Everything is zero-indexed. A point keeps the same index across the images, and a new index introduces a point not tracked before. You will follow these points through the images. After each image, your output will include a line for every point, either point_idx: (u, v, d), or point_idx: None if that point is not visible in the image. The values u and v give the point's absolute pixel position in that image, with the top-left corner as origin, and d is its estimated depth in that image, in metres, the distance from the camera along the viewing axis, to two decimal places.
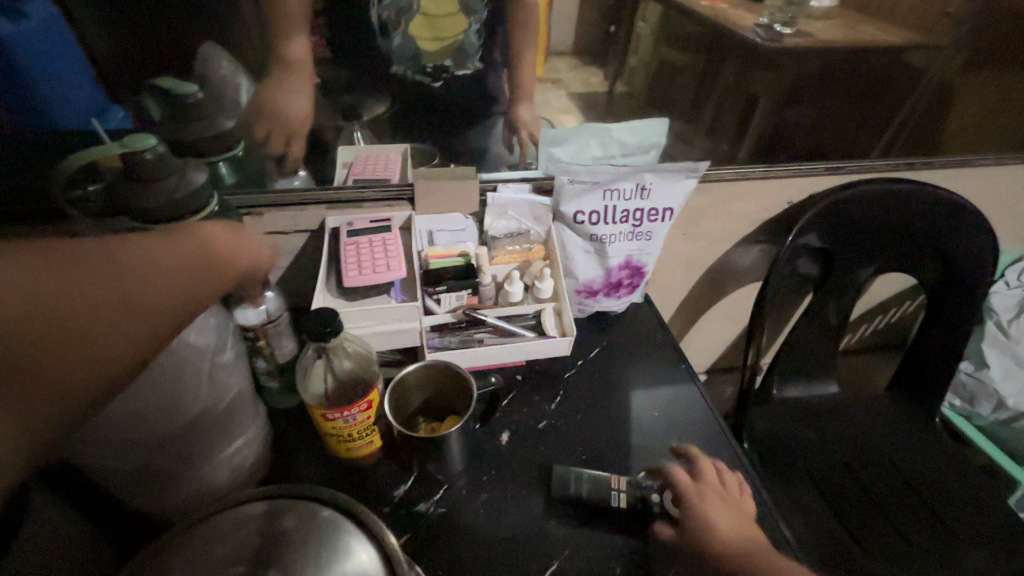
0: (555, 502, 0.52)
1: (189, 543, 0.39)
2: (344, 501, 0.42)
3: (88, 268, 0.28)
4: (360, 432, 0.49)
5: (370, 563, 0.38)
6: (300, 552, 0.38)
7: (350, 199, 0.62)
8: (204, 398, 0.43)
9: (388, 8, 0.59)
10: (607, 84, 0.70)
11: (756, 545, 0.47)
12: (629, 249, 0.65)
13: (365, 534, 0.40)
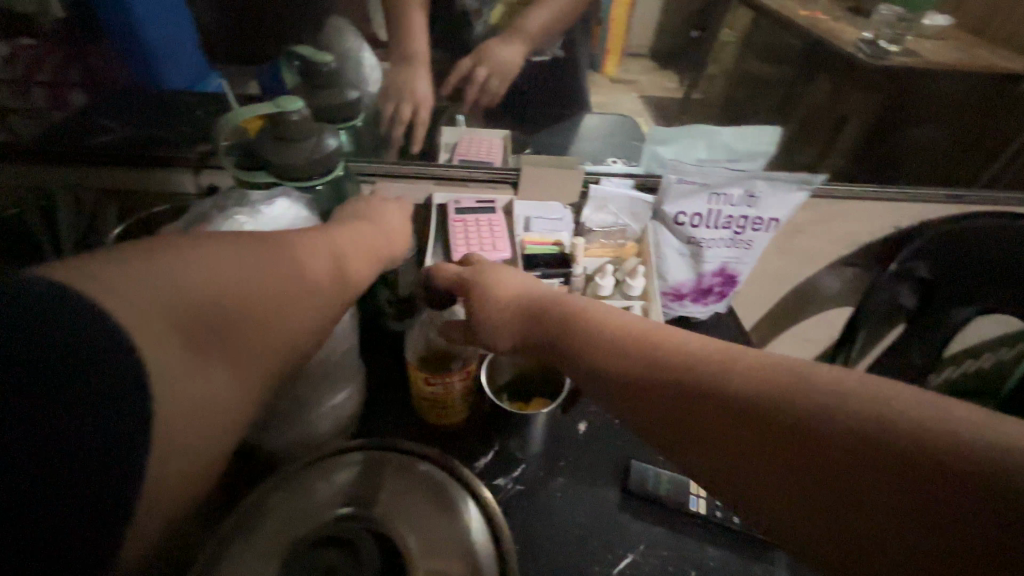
0: (632, 498, 0.52)
1: (301, 484, 0.43)
2: (443, 464, 0.45)
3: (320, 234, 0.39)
4: (450, 402, 0.51)
5: (469, 517, 0.42)
6: (405, 505, 0.42)
7: (456, 177, 0.64)
8: (319, 351, 0.45)
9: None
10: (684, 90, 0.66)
11: (702, 402, 0.27)
12: (725, 256, 0.64)
13: (466, 499, 0.43)
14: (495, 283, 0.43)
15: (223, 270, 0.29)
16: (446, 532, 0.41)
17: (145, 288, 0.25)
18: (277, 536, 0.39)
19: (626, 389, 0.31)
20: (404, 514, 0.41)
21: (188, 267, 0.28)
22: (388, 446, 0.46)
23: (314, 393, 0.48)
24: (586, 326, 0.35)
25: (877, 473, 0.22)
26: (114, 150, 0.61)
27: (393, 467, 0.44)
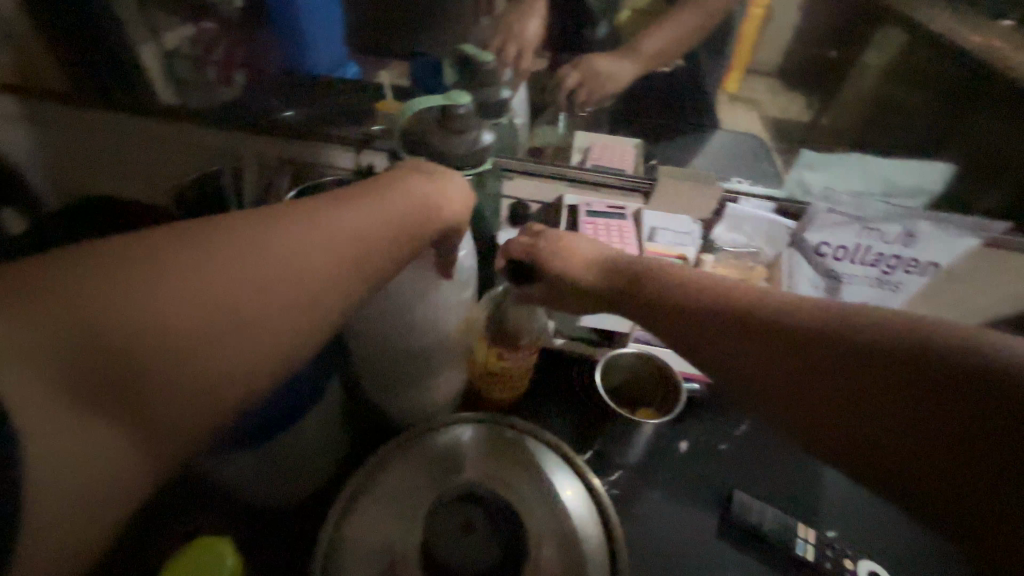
0: (730, 528, 0.50)
1: (421, 447, 0.45)
2: (546, 436, 0.46)
3: (348, 219, 0.36)
4: (518, 377, 0.55)
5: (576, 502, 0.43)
6: (519, 482, 0.43)
7: (588, 180, 0.65)
8: (449, 324, 0.50)
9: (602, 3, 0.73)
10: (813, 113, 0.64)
11: (767, 337, 0.37)
12: (869, 296, 0.60)
13: (573, 475, 0.44)
14: (569, 255, 0.50)
15: (230, 279, 0.31)
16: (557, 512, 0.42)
17: (64, 305, 0.28)
18: (399, 492, 0.42)
19: (701, 336, 0.40)
20: (516, 477, 0.43)
21: (186, 281, 0.30)
22: (492, 415, 0.48)
23: (440, 362, 0.52)
24: (658, 287, 0.44)
25: (878, 382, 0.32)
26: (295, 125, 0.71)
27: (501, 433, 0.47)
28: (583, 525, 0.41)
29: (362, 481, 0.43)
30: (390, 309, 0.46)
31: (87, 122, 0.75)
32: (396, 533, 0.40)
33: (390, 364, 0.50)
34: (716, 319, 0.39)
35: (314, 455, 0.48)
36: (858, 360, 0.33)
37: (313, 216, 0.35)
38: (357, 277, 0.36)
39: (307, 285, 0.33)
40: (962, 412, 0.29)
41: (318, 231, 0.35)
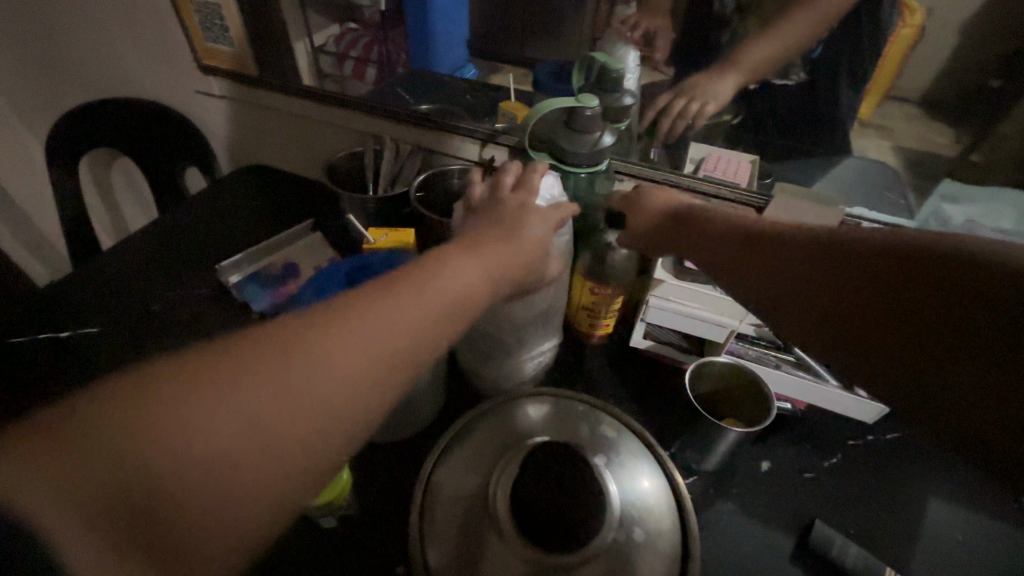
0: (809, 557, 0.49)
1: (505, 412, 0.48)
2: (619, 418, 0.48)
3: (375, 317, 0.35)
4: (607, 313, 0.62)
5: (654, 488, 0.43)
6: (609, 457, 0.44)
7: (700, 191, 0.66)
8: (545, 300, 0.54)
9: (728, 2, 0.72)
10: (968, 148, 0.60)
11: (792, 262, 0.41)
12: None
13: (653, 466, 0.45)
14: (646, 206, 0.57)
15: (257, 401, 0.30)
16: (639, 493, 0.42)
17: (87, 463, 0.27)
18: (483, 445, 0.45)
19: (735, 258, 0.46)
20: (593, 449, 0.45)
21: (227, 410, 0.29)
22: (567, 392, 0.50)
23: (530, 336, 0.56)
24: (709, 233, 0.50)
25: (873, 283, 0.35)
26: (429, 116, 0.80)
27: (574, 406, 0.49)
28: (664, 515, 0.42)
29: (455, 436, 0.46)
30: None
31: (264, 101, 0.89)
32: (480, 484, 0.42)
33: (491, 334, 0.54)
34: (741, 249, 0.46)
35: (414, 403, 0.53)
36: (872, 267, 0.36)
37: (340, 322, 0.33)
38: (386, 381, 0.34)
39: (337, 396, 0.32)
40: (944, 293, 0.32)
41: (348, 337, 0.33)
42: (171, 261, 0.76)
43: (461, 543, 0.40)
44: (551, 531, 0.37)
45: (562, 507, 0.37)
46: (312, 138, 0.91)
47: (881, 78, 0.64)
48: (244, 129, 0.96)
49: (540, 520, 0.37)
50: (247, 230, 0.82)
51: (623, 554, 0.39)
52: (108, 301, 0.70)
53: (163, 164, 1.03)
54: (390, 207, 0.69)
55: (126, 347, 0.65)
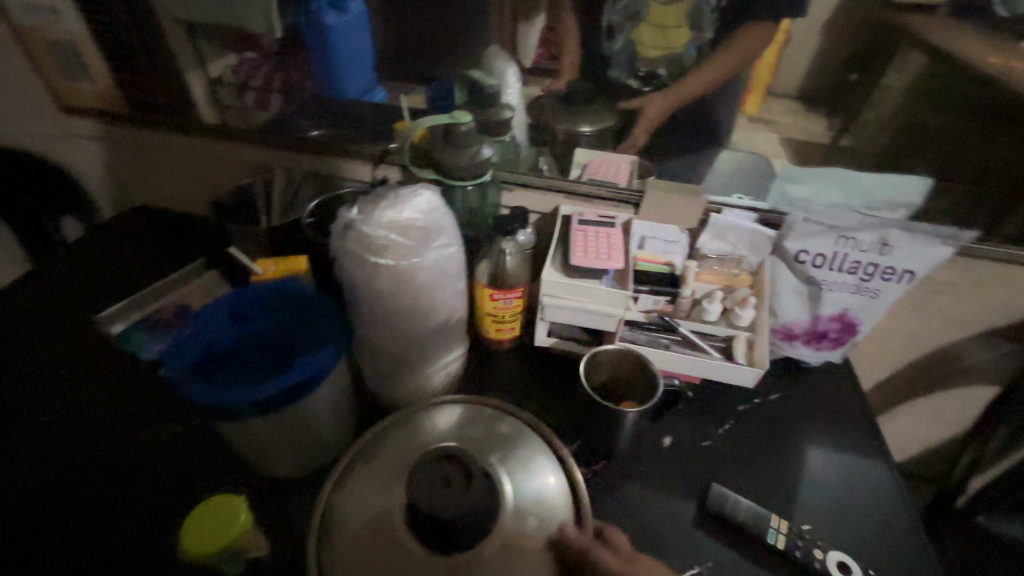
0: (708, 517, 0.53)
1: (409, 425, 0.48)
2: (524, 418, 0.50)
3: None
4: (508, 317, 0.64)
5: (553, 486, 0.45)
6: (513, 457, 0.45)
7: (585, 194, 0.71)
8: (443, 313, 0.54)
9: (618, 13, 0.71)
10: (830, 135, 0.69)
11: None
12: (848, 302, 0.63)
13: (554, 461, 0.46)
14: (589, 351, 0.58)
15: None
16: (537, 491, 0.44)
17: None
18: (380, 458, 0.45)
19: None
20: (495, 450, 0.46)
21: None
22: (476, 398, 0.51)
23: (434, 350, 0.57)
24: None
25: None
26: (321, 142, 0.80)
27: (481, 410, 0.50)
28: (561, 508, 0.44)
29: (361, 453, 0.46)
30: (379, 299, 0.50)
31: (143, 139, 0.85)
32: (382, 500, 0.42)
33: (394, 351, 0.55)
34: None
35: (317, 431, 0.52)
36: None
37: None
38: None
39: None
40: None
41: None
42: (43, 316, 0.70)
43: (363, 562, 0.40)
44: (445, 536, 0.37)
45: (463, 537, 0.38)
46: (200, 174, 0.87)
47: (762, 80, 0.69)
48: (124, 171, 0.91)
49: (434, 527, 0.37)
50: (132, 274, 0.77)
51: (520, 549, 0.40)
52: None
53: (28, 213, 0.94)
54: (285, 236, 0.68)
55: None
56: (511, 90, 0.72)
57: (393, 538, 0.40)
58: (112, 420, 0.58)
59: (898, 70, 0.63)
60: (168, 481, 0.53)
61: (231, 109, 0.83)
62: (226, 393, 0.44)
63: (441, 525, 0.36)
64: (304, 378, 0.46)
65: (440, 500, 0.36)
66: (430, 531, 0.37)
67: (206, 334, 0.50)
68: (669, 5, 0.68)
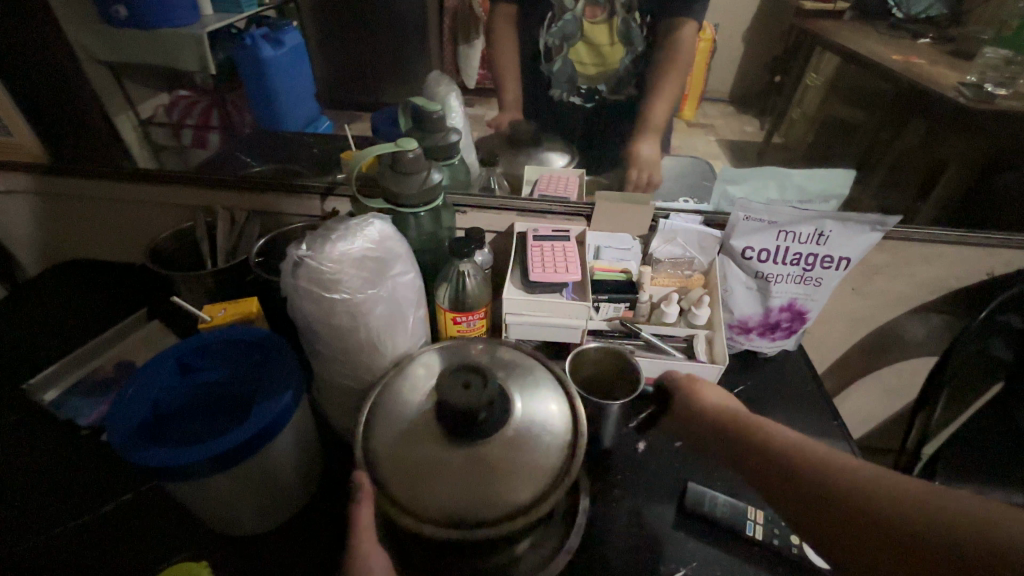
0: (689, 516, 0.54)
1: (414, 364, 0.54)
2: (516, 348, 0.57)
3: None
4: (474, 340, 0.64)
5: (555, 409, 0.50)
6: (515, 377, 0.52)
7: (536, 210, 0.72)
8: (404, 342, 0.53)
9: (554, 36, 0.76)
10: (762, 134, 0.69)
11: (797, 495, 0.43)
12: (794, 292, 0.66)
13: (557, 393, 0.51)
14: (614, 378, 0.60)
15: None
16: (542, 410, 0.49)
17: None
18: (396, 391, 0.50)
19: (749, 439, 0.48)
20: (499, 373, 0.52)
21: None
22: (465, 340, 0.57)
23: None
24: (704, 403, 0.53)
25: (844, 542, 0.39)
26: (266, 178, 0.78)
27: (473, 348, 0.56)
28: (565, 427, 0.49)
29: (376, 393, 0.51)
30: (340, 332, 0.48)
31: (68, 189, 0.80)
32: (408, 420, 0.48)
33: (356, 387, 0.53)
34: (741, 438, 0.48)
35: (284, 481, 0.49)
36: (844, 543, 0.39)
37: None
38: None
39: None
40: None
41: None
42: None
43: (405, 469, 0.45)
44: (470, 429, 0.45)
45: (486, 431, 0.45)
46: (136, 221, 0.83)
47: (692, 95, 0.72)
48: (48, 225, 0.85)
49: (461, 418, 0.44)
50: (61, 335, 0.71)
51: (536, 445, 0.47)
52: None
53: None
54: (232, 279, 0.65)
55: None
56: (454, 113, 0.73)
57: (428, 444, 0.46)
58: (48, 499, 0.53)
59: (817, 69, 0.60)
60: (117, 561, 0.49)
61: (166, 149, 0.83)
62: (182, 454, 0.41)
63: (467, 416, 0.43)
64: (266, 425, 0.44)
65: (463, 397, 0.44)
66: (457, 427, 0.45)
67: (149, 391, 0.46)
68: (600, 24, 0.72)
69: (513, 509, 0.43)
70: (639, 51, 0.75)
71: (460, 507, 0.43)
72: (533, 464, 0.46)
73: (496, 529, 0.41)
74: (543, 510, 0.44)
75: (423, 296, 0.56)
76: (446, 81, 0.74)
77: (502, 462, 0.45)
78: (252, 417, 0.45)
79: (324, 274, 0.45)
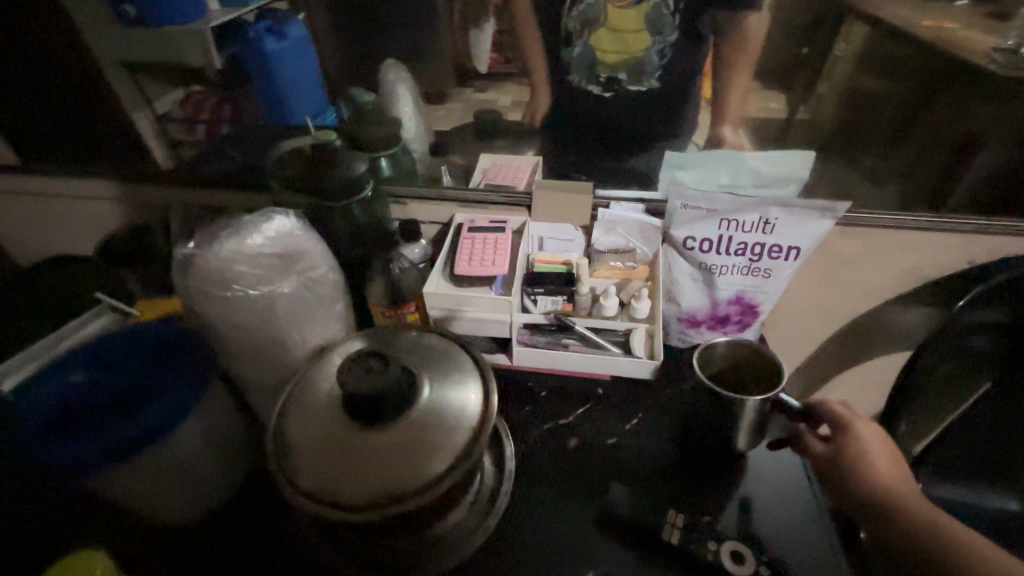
0: (609, 519, 0.52)
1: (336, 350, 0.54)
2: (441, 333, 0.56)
3: None
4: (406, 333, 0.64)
5: (468, 395, 0.49)
6: (433, 361, 0.51)
7: (480, 202, 0.70)
8: (320, 334, 0.53)
9: (575, 19, 0.65)
10: (789, 108, 0.68)
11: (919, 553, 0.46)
12: (742, 284, 0.62)
13: (474, 379, 0.50)
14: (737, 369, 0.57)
15: None
16: (455, 395, 0.49)
17: None
18: (315, 376, 0.51)
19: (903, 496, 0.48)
20: (416, 357, 0.52)
21: None
22: (391, 326, 0.57)
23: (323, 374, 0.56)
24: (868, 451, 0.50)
25: None
26: (218, 174, 0.78)
27: (397, 333, 0.56)
28: (475, 412, 0.48)
29: (293, 383, 0.51)
30: (242, 326, 0.48)
31: (36, 188, 0.82)
32: (320, 406, 0.48)
33: (270, 383, 0.53)
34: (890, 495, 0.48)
35: (196, 477, 0.50)
36: None
37: None
38: None
39: None
40: None
41: None
42: None
43: (316, 454, 0.46)
44: (374, 412, 0.45)
45: (393, 412, 0.45)
46: (102, 217, 0.85)
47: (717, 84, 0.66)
48: (22, 221, 0.87)
49: (366, 403, 0.44)
50: (22, 328, 0.73)
51: (444, 427, 0.46)
52: None
53: None
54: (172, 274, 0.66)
55: None
56: (403, 101, 0.69)
57: (338, 429, 0.46)
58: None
59: (848, 38, 0.63)
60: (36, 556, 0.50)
61: (183, 143, 0.80)
62: (74, 451, 0.42)
63: (369, 399, 0.44)
64: (158, 419, 0.44)
65: (364, 381, 0.44)
66: (365, 411, 0.45)
67: (59, 391, 0.48)
68: (629, 8, 0.63)
69: (421, 489, 0.44)
70: (671, 40, 0.66)
71: (368, 490, 0.44)
72: (435, 447, 0.45)
73: (410, 511, 0.42)
74: (439, 492, 0.44)
75: (343, 292, 0.56)
76: (396, 62, 0.69)
77: (409, 444, 0.45)
78: (144, 413, 0.45)
79: (219, 269, 0.45)
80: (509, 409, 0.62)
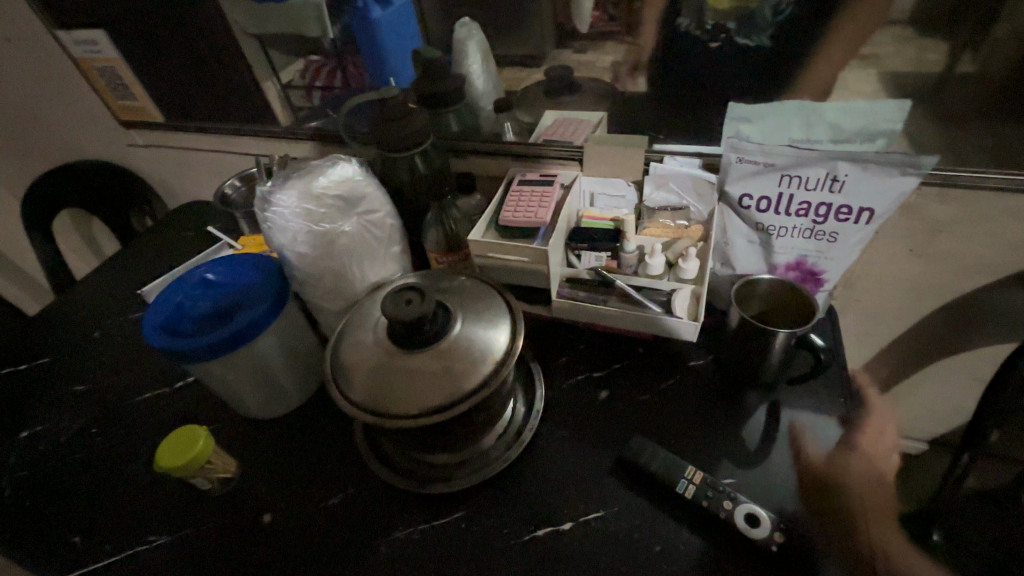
0: (624, 466, 0.53)
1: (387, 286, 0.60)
2: (483, 279, 0.60)
3: None
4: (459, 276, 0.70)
5: (496, 334, 0.53)
6: (470, 302, 0.56)
7: (534, 155, 0.72)
8: (376, 272, 0.60)
9: None
10: (916, 62, 0.54)
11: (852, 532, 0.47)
12: (803, 249, 0.58)
13: (504, 322, 0.54)
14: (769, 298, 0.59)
15: None
16: (484, 333, 0.53)
17: None
18: (365, 306, 0.57)
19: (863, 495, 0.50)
20: (454, 297, 0.56)
21: None
22: (438, 269, 0.63)
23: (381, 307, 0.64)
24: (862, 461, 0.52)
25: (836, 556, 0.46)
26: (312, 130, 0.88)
27: (442, 274, 0.61)
28: (500, 350, 0.52)
29: (350, 311, 0.58)
30: (309, 257, 0.56)
31: (178, 141, 0.99)
32: (367, 332, 0.55)
33: (335, 309, 0.61)
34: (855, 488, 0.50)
35: (275, 380, 0.61)
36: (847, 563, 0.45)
37: None
38: None
39: None
40: None
41: None
42: (102, 290, 0.86)
43: (359, 370, 0.52)
44: (409, 337, 0.50)
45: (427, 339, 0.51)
46: (226, 167, 1.00)
47: None
48: (170, 169, 1.06)
49: (401, 327, 0.50)
50: (166, 256, 0.90)
51: (470, 360, 0.51)
52: (46, 332, 0.80)
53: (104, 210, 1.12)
54: None
55: (57, 370, 0.74)
56: (473, 63, 0.71)
57: (379, 351, 0.53)
58: (131, 378, 0.71)
59: None
60: (164, 427, 0.64)
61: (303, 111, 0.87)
62: (182, 343, 0.53)
63: (403, 324, 0.49)
64: (242, 326, 0.54)
65: (401, 308, 0.49)
66: (402, 336, 0.51)
67: (176, 297, 0.59)
68: None
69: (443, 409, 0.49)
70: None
71: (398, 403, 0.50)
72: (460, 375, 0.50)
73: (429, 423, 0.47)
74: (459, 413, 0.48)
75: (399, 236, 0.62)
76: (471, 22, 0.69)
77: (437, 369, 0.50)
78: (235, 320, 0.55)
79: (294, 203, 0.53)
80: (545, 356, 0.65)
